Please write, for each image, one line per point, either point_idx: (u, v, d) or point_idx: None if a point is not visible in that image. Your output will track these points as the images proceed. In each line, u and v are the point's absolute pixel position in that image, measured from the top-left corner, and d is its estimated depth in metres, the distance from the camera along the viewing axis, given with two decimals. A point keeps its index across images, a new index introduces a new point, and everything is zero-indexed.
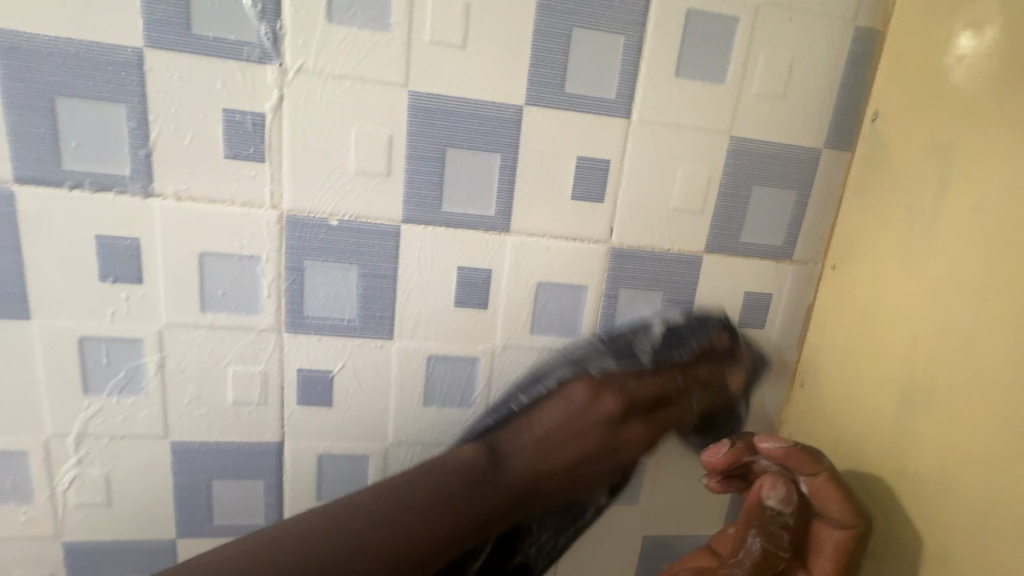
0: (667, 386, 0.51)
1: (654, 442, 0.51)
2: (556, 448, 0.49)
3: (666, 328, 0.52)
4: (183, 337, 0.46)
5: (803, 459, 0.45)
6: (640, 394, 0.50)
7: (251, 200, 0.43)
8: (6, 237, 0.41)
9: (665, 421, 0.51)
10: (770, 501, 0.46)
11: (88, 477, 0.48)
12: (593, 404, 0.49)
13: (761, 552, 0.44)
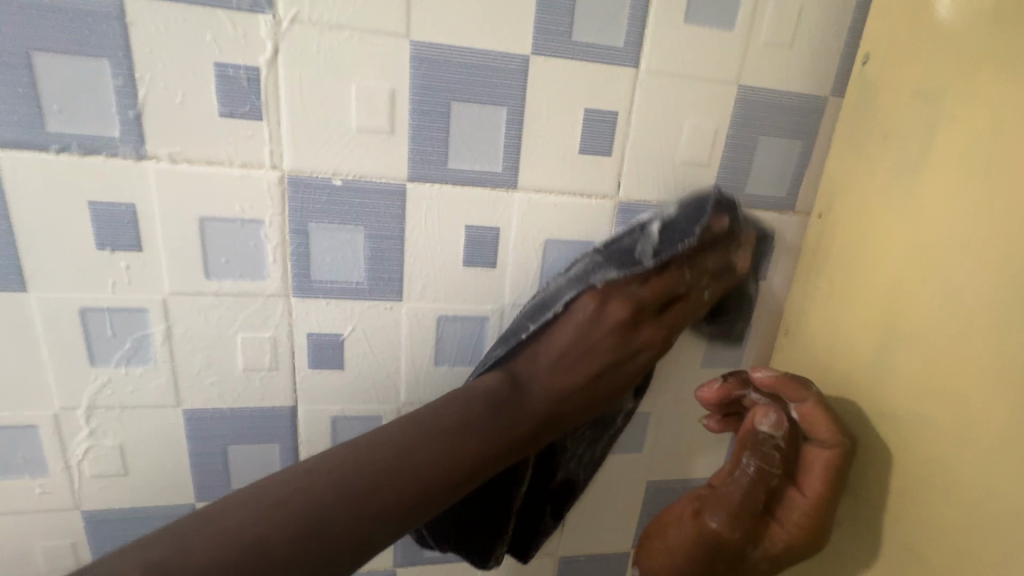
0: (670, 276, 0.46)
1: (666, 343, 0.48)
2: (569, 347, 0.45)
3: (663, 224, 0.46)
4: (189, 305, 0.45)
5: (790, 386, 0.47)
6: (648, 296, 0.46)
7: (250, 161, 0.42)
8: None
9: (671, 308, 0.47)
10: (763, 427, 0.48)
11: (103, 447, 0.47)
12: (601, 313, 0.45)
13: (755, 472, 0.47)
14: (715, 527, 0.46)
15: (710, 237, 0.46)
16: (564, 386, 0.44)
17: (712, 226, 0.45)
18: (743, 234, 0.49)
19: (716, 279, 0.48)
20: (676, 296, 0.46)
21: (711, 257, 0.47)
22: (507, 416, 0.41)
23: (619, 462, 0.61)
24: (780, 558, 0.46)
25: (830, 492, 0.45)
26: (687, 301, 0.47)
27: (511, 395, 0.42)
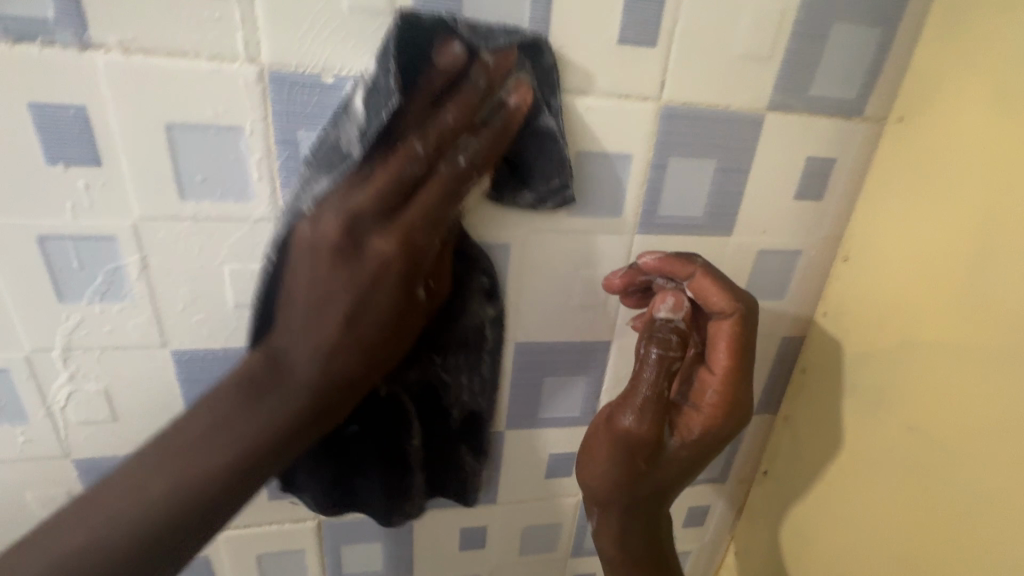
0: (437, 189, 0.34)
1: (416, 256, 0.35)
2: (321, 312, 0.36)
3: (364, 94, 0.34)
4: (164, 232, 0.38)
5: (678, 262, 0.45)
6: (415, 232, 0.35)
7: (221, 52, 0.34)
8: None
9: (423, 219, 0.35)
10: (660, 313, 0.45)
11: (86, 393, 0.43)
12: (359, 252, 0.34)
13: (657, 360, 0.43)
14: (629, 425, 0.45)
15: (480, 80, 0.34)
16: (331, 366, 0.36)
17: (466, 108, 0.34)
18: (489, 77, 0.34)
19: (469, 130, 0.34)
20: (440, 176, 0.34)
21: (454, 109, 0.34)
22: (274, 403, 0.36)
23: None
24: (705, 438, 0.48)
25: (737, 363, 0.46)
26: (437, 190, 0.34)
27: (263, 377, 0.36)
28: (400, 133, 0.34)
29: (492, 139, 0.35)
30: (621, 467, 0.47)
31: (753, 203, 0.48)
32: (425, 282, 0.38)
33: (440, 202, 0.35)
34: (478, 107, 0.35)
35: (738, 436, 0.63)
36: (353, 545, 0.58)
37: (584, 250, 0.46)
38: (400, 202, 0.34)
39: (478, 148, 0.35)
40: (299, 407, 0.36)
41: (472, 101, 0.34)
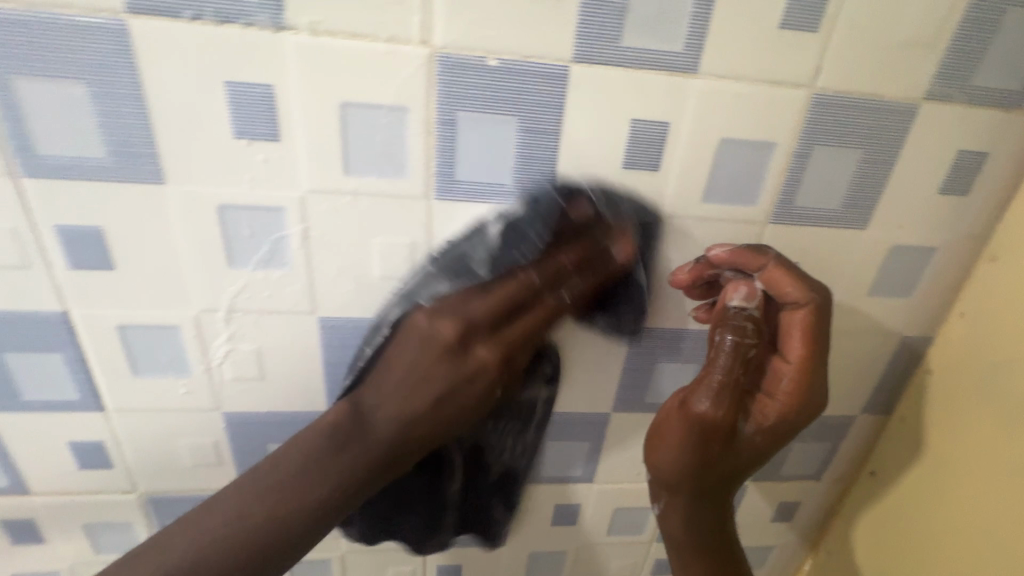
0: (527, 314, 0.42)
1: (511, 358, 0.42)
2: (416, 384, 0.40)
3: (498, 230, 0.41)
4: (327, 205, 0.41)
5: (751, 252, 0.43)
6: (503, 343, 0.41)
7: (397, 34, 0.36)
8: (126, 87, 0.35)
9: (519, 338, 0.42)
10: (733, 302, 0.44)
11: (241, 352, 0.47)
12: (462, 354, 0.40)
13: (732, 348, 0.42)
14: (704, 411, 0.44)
15: (575, 247, 0.42)
16: (406, 428, 0.40)
17: (580, 258, 0.42)
18: (579, 213, 0.42)
19: (579, 271, 0.42)
20: (548, 303, 0.42)
21: (547, 237, 0.41)
22: (355, 458, 0.39)
23: None
24: (779, 425, 0.46)
25: (813, 352, 0.44)
26: (540, 314, 0.42)
27: (354, 425, 0.40)
28: (521, 265, 0.41)
29: (591, 279, 0.43)
30: (692, 452, 0.47)
31: (894, 195, 0.46)
32: (503, 384, 0.43)
33: (542, 323, 0.42)
34: (584, 252, 0.42)
35: (842, 435, 0.61)
36: None
37: (713, 237, 0.46)
38: (499, 329, 0.41)
39: (578, 286, 0.43)
40: (371, 460, 0.40)
41: (582, 248, 0.42)
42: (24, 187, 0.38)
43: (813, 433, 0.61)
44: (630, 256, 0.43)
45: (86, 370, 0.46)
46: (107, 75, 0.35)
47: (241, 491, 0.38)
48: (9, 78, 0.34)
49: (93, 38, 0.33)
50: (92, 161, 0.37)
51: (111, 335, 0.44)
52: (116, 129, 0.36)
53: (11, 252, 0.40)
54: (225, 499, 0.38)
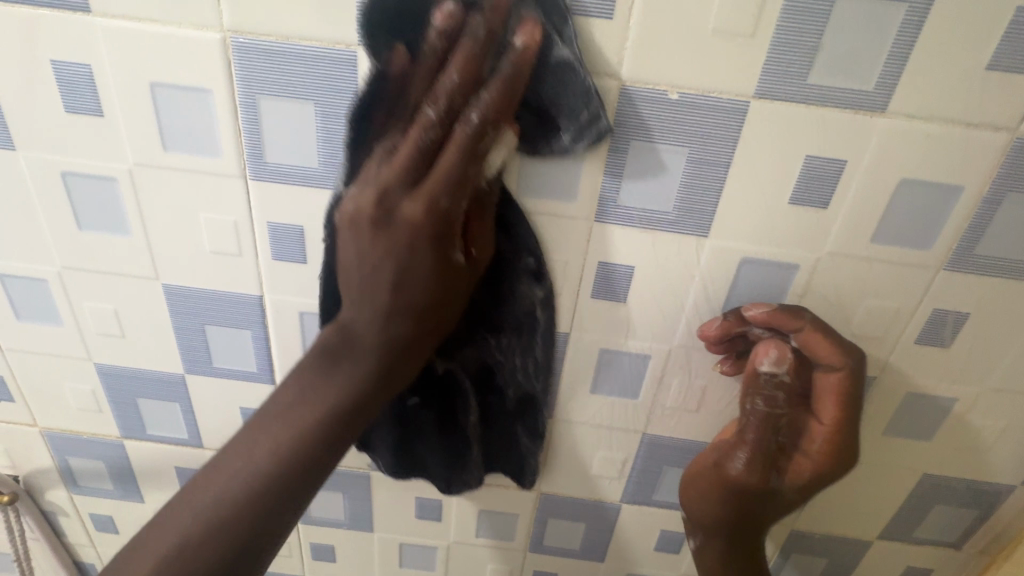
0: (460, 142, 0.34)
1: (441, 211, 0.36)
2: (377, 271, 0.37)
3: (395, 138, 0.38)
4: None
5: (786, 318, 0.44)
6: (438, 195, 0.35)
7: (588, 68, 0.38)
8: (347, 107, 0.40)
9: (444, 180, 0.35)
10: (764, 367, 0.45)
11: None
12: (391, 217, 0.36)
13: (761, 416, 0.45)
14: (737, 473, 0.48)
15: (479, 29, 0.34)
16: (393, 318, 0.39)
17: (526, 51, 0.34)
18: (467, 2, 0.35)
19: (474, 87, 0.34)
20: (458, 135, 0.34)
21: (455, 67, 0.34)
22: (348, 369, 0.40)
23: (897, 446, 0.53)
24: (814, 482, 0.47)
25: (847, 413, 0.45)
26: (457, 151, 0.34)
27: (342, 344, 0.40)
28: (431, 109, 0.35)
29: (502, 94, 0.34)
30: (727, 502, 0.50)
31: None
32: (456, 238, 0.38)
33: (424, 139, 0.34)
34: (489, 59, 0.34)
35: (993, 503, 0.56)
36: (560, 521, 0.63)
37: (873, 279, 0.45)
38: (425, 172, 0.35)
39: (486, 98, 0.34)
40: (372, 368, 0.39)
41: (473, 55, 0.34)
42: (248, 187, 0.44)
43: (957, 496, 0.56)
44: (535, 43, 0.34)
45: (266, 347, 0.52)
46: (333, 98, 0.40)
47: (250, 442, 0.39)
48: (257, 97, 0.40)
49: (329, 66, 0.39)
50: (307, 169, 0.43)
51: (291, 318, 0.50)
52: (331, 143, 0.42)
53: (227, 240, 0.46)
54: (239, 445, 0.39)
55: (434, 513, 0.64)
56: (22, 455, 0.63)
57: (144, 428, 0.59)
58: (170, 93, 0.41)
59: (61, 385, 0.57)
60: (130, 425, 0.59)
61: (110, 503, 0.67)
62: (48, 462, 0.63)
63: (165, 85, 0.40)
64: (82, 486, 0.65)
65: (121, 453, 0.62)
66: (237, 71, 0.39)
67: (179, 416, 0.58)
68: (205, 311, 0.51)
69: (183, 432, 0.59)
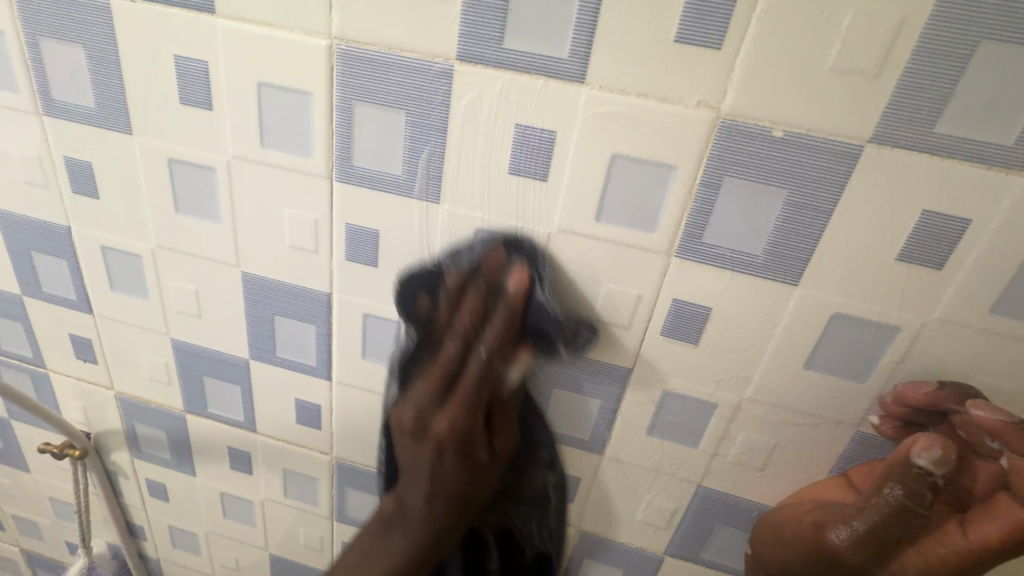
0: (470, 383, 0.44)
1: (456, 442, 0.45)
2: (386, 537, 0.50)
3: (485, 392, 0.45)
4: (571, 244, 0.43)
5: (1015, 439, 0.37)
6: (457, 418, 0.45)
7: (688, 98, 0.36)
8: (436, 118, 0.41)
9: (460, 412, 0.45)
10: (918, 459, 0.39)
11: None
12: (423, 438, 0.46)
13: (897, 502, 0.40)
14: (838, 543, 0.42)
15: (479, 282, 0.44)
16: (429, 504, 0.47)
17: (519, 289, 0.43)
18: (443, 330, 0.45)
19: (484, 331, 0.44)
20: (471, 370, 0.44)
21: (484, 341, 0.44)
22: (395, 538, 0.49)
23: None
24: None
25: (1004, 548, 0.38)
26: (456, 400, 0.44)
27: (393, 513, 0.50)
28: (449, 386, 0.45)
29: (501, 328, 0.43)
30: (807, 565, 0.45)
31: None
32: (485, 443, 0.46)
33: (480, 370, 0.44)
34: (491, 303, 0.44)
35: None
36: (594, 564, 0.60)
37: (984, 355, 0.40)
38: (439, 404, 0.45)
39: (489, 336, 0.43)
40: (419, 537, 0.48)
41: (480, 302, 0.44)
42: (333, 188, 0.45)
43: None
44: (524, 286, 0.43)
45: (327, 343, 0.53)
46: (425, 108, 0.40)
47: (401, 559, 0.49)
48: (353, 103, 0.41)
49: (426, 78, 0.39)
50: (391, 176, 0.44)
51: (354, 318, 0.51)
52: (417, 153, 0.42)
53: (305, 237, 0.48)
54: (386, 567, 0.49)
55: None
56: (97, 413, 0.67)
57: (205, 405, 0.62)
58: (274, 93, 0.42)
59: (139, 354, 0.60)
60: (193, 400, 0.62)
61: (165, 472, 0.70)
62: (117, 424, 0.68)
63: (271, 85, 0.42)
64: (143, 451, 0.69)
65: (181, 426, 0.65)
66: (338, 76, 0.41)
67: (239, 398, 0.60)
68: (276, 303, 0.52)
69: (240, 415, 0.62)
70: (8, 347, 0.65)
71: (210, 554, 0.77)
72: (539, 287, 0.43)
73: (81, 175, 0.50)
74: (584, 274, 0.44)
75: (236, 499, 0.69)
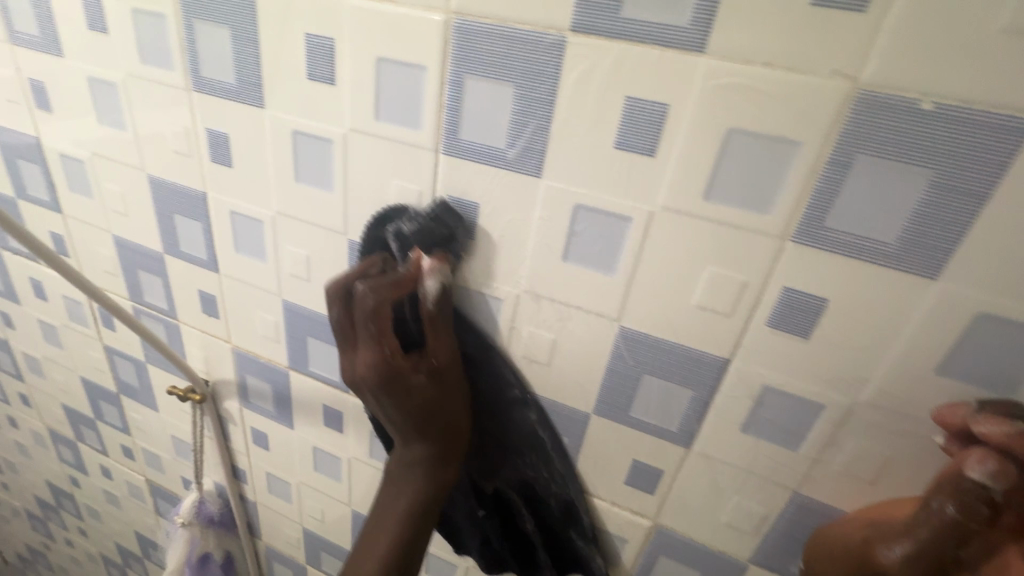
0: (373, 344, 0.46)
1: (384, 375, 0.47)
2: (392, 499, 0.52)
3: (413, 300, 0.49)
4: (674, 223, 0.41)
5: None
6: (368, 359, 0.47)
7: (821, 68, 0.34)
8: (544, 92, 0.41)
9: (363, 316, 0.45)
10: (971, 474, 0.35)
11: (541, 336, 0.51)
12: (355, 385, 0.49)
13: (949, 521, 0.36)
14: (888, 563, 0.39)
15: (360, 267, 0.48)
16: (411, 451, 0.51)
17: (416, 259, 0.47)
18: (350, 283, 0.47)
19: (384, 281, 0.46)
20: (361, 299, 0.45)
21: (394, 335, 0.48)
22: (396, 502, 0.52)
23: None
24: None
25: None
26: (364, 313, 0.45)
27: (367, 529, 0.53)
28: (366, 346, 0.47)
29: (387, 283, 0.45)
30: None
31: None
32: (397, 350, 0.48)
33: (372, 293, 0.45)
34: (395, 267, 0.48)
35: None
36: (669, 562, 0.58)
37: None
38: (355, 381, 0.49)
39: (370, 286, 0.45)
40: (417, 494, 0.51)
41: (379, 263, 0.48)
42: (438, 161, 0.47)
43: None
44: (420, 264, 0.46)
45: None
46: (534, 82, 0.41)
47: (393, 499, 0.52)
48: (465, 77, 0.43)
49: (537, 51, 0.40)
50: (495, 150, 0.44)
51: None
52: (522, 126, 0.42)
53: (408, 207, 0.50)
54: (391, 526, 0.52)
55: None
56: (215, 364, 0.75)
57: (306, 364, 0.67)
58: (391, 68, 0.45)
59: (254, 312, 0.66)
60: (296, 358, 0.67)
61: (268, 423, 0.77)
62: (231, 375, 0.75)
63: (389, 60, 0.44)
64: (251, 401, 0.76)
65: (284, 381, 0.71)
66: (452, 50, 0.42)
67: (337, 359, 0.65)
68: None
69: (336, 375, 0.66)
70: (149, 298, 0.74)
71: (300, 504, 0.83)
72: (406, 222, 0.48)
73: (219, 146, 0.56)
74: (686, 257, 0.42)
75: (327, 455, 0.75)
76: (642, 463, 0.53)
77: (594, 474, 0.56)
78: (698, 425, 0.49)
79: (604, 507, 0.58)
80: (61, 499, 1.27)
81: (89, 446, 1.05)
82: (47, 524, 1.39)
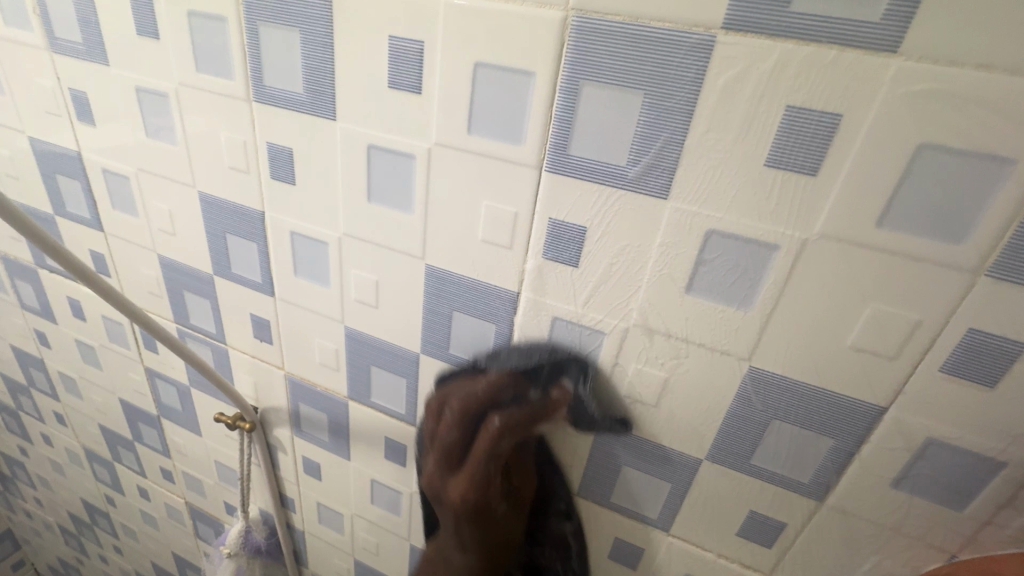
0: (487, 438, 0.46)
1: (481, 455, 0.46)
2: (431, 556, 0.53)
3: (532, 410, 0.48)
4: (833, 254, 0.35)
5: None
6: (475, 457, 0.47)
7: None
8: (681, 101, 0.35)
9: (478, 467, 0.47)
10: None
11: (650, 374, 0.45)
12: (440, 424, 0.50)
13: None
14: None
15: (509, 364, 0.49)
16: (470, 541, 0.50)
17: (559, 398, 0.48)
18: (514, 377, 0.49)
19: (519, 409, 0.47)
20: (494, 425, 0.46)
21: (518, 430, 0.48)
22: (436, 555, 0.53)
23: None
24: None
25: None
26: (499, 416, 0.47)
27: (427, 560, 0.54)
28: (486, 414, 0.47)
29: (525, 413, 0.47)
30: None
31: None
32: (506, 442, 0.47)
33: (493, 447, 0.46)
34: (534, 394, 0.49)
35: None
36: None
37: None
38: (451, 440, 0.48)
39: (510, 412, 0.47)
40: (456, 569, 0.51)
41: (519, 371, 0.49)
42: (540, 180, 0.41)
43: None
44: (567, 397, 0.48)
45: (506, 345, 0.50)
46: (670, 89, 0.35)
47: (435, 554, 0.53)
48: (581, 84, 0.37)
49: (676, 53, 0.34)
50: (613, 167, 0.38)
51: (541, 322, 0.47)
52: (650, 141, 0.37)
53: (500, 231, 0.45)
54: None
55: (627, 558, 0.57)
56: (266, 391, 0.71)
57: (369, 394, 0.62)
58: (491, 76, 0.39)
59: (312, 339, 0.61)
60: (357, 388, 0.62)
61: (322, 453, 0.72)
62: (283, 403, 0.70)
63: (489, 66, 0.39)
64: (304, 430, 0.71)
65: (342, 411, 0.66)
66: (568, 54, 0.36)
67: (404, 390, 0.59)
68: (457, 299, 0.50)
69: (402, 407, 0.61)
70: (195, 322, 0.70)
71: (352, 535, 0.78)
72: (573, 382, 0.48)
73: (281, 162, 0.51)
74: (841, 292, 0.36)
75: (386, 488, 0.70)
76: (760, 513, 0.47)
77: (699, 522, 0.50)
78: (835, 477, 0.43)
79: (708, 557, 0.52)
80: (96, 517, 1.24)
81: (126, 467, 1.02)
82: (81, 540, 1.37)
